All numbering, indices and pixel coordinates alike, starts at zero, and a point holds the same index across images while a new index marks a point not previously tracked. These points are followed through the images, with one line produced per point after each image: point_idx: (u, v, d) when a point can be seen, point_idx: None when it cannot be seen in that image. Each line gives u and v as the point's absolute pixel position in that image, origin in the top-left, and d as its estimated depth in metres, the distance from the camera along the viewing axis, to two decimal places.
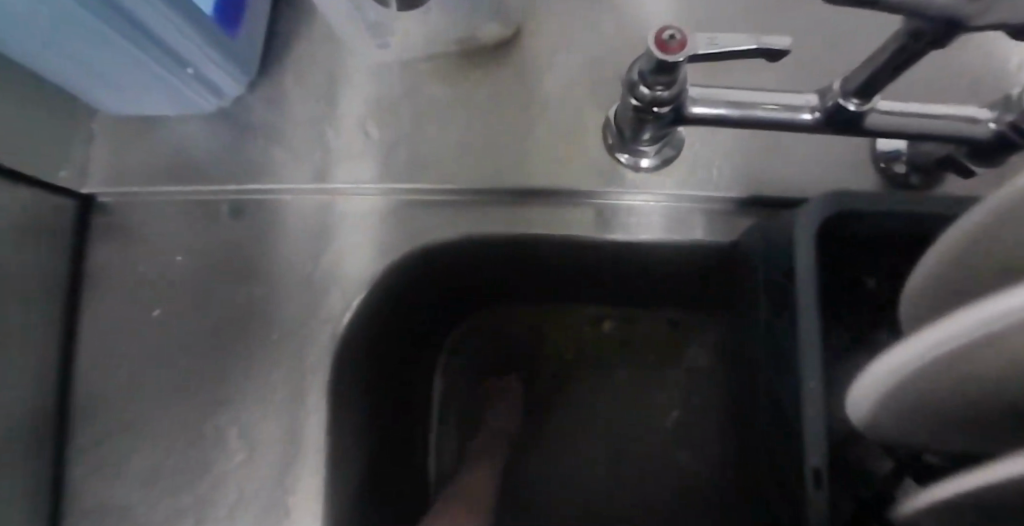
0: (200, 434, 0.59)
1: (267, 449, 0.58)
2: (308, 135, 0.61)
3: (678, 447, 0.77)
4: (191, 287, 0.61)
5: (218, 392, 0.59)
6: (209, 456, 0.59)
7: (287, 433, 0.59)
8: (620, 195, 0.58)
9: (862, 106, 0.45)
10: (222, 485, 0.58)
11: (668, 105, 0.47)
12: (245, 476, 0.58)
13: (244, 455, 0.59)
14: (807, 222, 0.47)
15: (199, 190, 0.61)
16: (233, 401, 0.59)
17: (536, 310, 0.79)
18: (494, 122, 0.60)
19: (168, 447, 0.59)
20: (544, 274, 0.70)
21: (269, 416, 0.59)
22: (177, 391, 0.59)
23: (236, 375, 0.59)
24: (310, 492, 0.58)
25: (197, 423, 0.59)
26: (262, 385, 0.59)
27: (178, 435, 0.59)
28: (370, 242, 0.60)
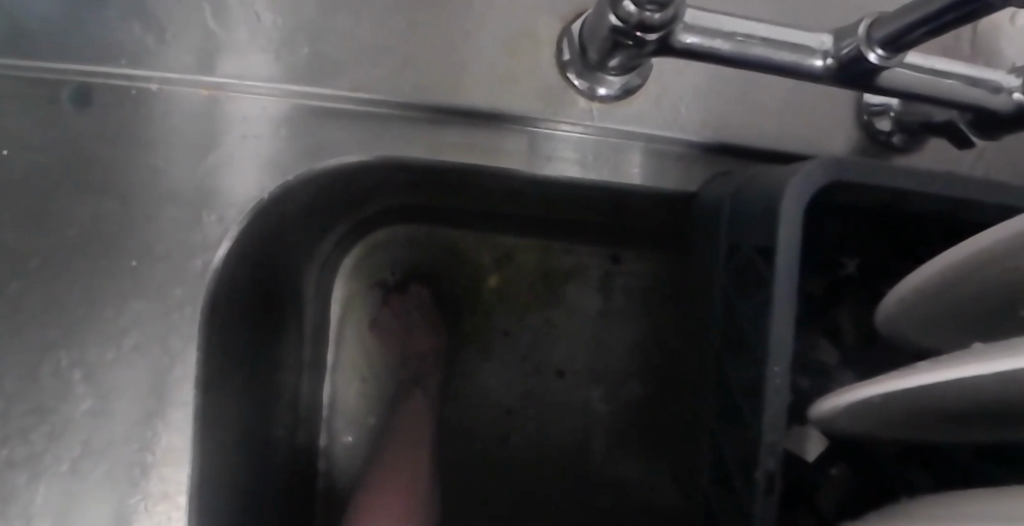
0: (35, 374, 0.48)
1: (120, 397, 0.48)
2: (177, 8, 0.47)
3: (593, 393, 0.71)
4: (21, 192, 0.48)
5: (56, 326, 0.48)
6: (43, 403, 0.48)
7: (147, 381, 0.48)
8: (569, 126, 0.49)
9: (886, 59, 0.37)
10: (57, 439, 0.48)
11: (656, 32, 0.37)
12: (92, 428, 0.48)
13: (92, 404, 0.48)
14: (795, 196, 0.40)
15: (29, 66, 0.48)
16: (76, 338, 0.48)
17: (451, 235, 0.70)
18: (425, 20, 0.48)
19: None
20: (468, 197, 0.60)
21: (120, 360, 0.48)
22: (3, 322, 0.48)
23: (80, 307, 0.48)
24: (173, 454, 0.48)
25: (32, 362, 0.48)
26: (113, 322, 0.48)
27: (2, 376, 0.48)
28: (255, 156, 0.49)
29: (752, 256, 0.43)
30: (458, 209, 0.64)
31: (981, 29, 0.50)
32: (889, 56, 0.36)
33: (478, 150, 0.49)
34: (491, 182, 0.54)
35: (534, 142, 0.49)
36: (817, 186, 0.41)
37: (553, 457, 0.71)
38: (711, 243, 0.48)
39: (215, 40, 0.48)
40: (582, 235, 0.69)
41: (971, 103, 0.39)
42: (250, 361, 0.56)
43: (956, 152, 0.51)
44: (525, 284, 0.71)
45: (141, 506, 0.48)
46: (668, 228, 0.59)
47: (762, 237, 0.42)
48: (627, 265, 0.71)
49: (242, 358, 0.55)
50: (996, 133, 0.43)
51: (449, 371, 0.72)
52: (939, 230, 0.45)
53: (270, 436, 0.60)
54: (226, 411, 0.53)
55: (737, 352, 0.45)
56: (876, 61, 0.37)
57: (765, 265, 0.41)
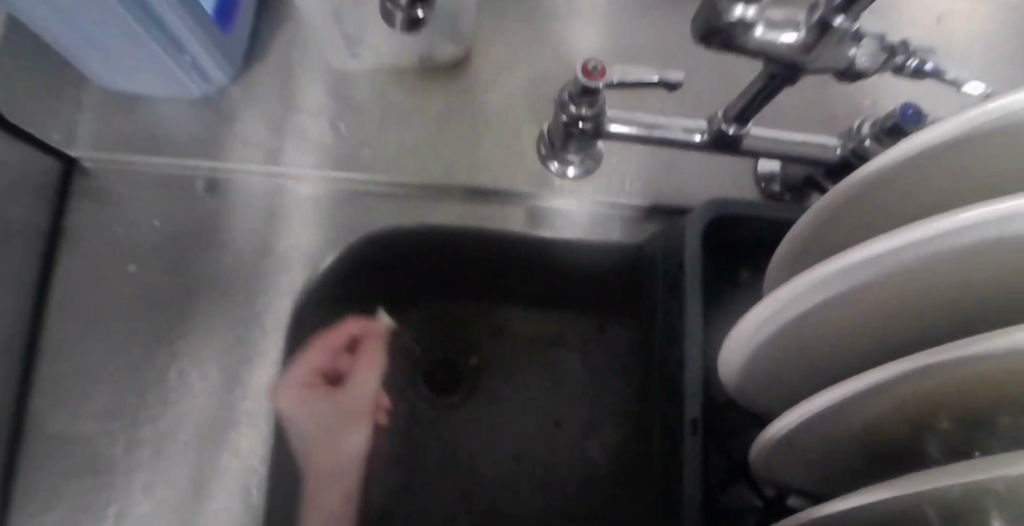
0: (163, 376, 0.66)
1: (222, 392, 0.66)
2: (278, 123, 0.70)
3: (589, 439, 0.84)
4: (162, 249, 0.68)
5: (180, 342, 0.67)
6: (166, 397, 0.66)
7: (242, 381, 0.66)
8: (549, 197, 0.69)
9: (739, 131, 0.58)
10: (175, 424, 0.65)
11: (591, 121, 0.58)
12: (202, 417, 0.65)
13: (203, 399, 0.66)
14: (696, 225, 0.59)
15: (174, 162, 0.69)
16: (193, 350, 0.67)
17: (465, 309, 0.87)
18: (446, 128, 0.70)
19: (128, 386, 0.66)
20: (490, 267, 0.78)
21: (225, 366, 0.67)
22: (143, 338, 0.66)
23: (197, 329, 0.67)
24: (259, 434, 0.66)
25: (161, 368, 0.66)
26: (222, 339, 0.67)
27: (138, 377, 0.66)
28: (328, 224, 0.69)
29: (676, 271, 0.62)
30: (470, 279, 0.82)
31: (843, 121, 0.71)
32: (740, 129, 0.57)
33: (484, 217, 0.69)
34: (497, 247, 0.72)
35: (526, 211, 0.70)
36: (710, 219, 0.60)
37: (558, 495, 0.81)
38: (654, 274, 0.67)
39: (302, 142, 0.69)
40: (577, 305, 0.86)
41: (807, 156, 0.60)
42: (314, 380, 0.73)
43: None
44: (525, 348, 0.86)
45: (234, 473, 0.64)
46: (632, 283, 0.78)
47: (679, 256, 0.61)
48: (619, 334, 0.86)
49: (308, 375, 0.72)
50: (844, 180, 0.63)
51: (464, 420, 0.84)
52: None
53: (319, 449, 0.77)
54: (296, 413, 0.70)
55: (672, 343, 0.62)
56: (733, 133, 0.57)
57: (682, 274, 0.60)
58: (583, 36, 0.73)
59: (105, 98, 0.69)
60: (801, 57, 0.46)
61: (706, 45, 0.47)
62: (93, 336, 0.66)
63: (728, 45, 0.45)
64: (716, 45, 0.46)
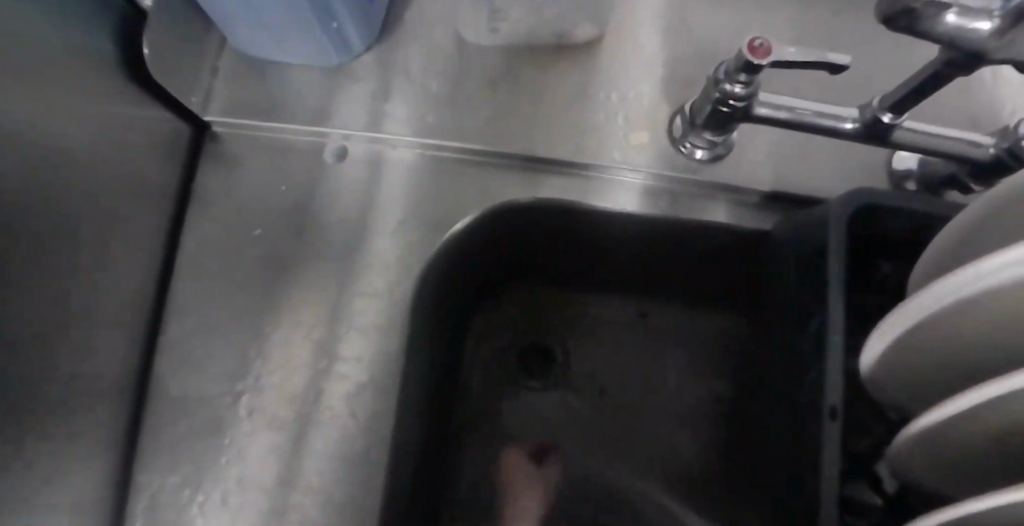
0: (285, 340, 0.66)
1: (339, 360, 0.66)
2: (406, 94, 0.70)
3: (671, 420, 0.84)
4: (286, 213, 0.68)
5: (302, 309, 0.67)
6: (287, 360, 0.66)
7: (360, 349, 0.66)
8: (676, 178, 0.68)
9: (895, 120, 0.57)
10: (295, 389, 0.66)
11: (743, 101, 0.58)
12: (323, 380, 0.66)
13: (325, 365, 0.66)
14: (840, 211, 0.59)
15: (306, 130, 0.70)
16: (313, 315, 0.67)
17: (550, 294, 0.88)
18: (575, 106, 0.69)
19: (249, 348, 0.66)
20: (590, 251, 0.79)
21: (345, 333, 0.67)
22: (266, 301, 0.67)
23: (317, 295, 0.67)
24: (377, 405, 0.65)
25: (283, 332, 0.67)
26: (341, 305, 0.67)
27: (260, 339, 0.66)
28: (447, 196, 0.69)
29: (813, 258, 0.61)
30: (560, 262, 0.83)
31: (982, 121, 0.70)
32: (897, 118, 0.57)
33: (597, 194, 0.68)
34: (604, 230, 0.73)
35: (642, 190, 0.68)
36: (857, 205, 0.59)
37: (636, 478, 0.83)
38: (783, 263, 0.66)
39: (426, 115, 0.70)
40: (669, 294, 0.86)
41: (952, 151, 0.59)
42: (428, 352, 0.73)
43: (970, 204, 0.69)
44: (609, 337, 0.87)
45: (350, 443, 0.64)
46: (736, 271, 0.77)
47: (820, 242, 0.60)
48: (708, 323, 0.87)
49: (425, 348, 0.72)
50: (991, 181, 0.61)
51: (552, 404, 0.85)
52: None
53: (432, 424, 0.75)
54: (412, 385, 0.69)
55: (806, 328, 0.61)
56: (888, 121, 0.57)
57: (823, 260, 0.59)
58: (721, 20, 0.72)
59: (240, 65, 0.71)
60: (993, 43, 0.46)
61: (886, 26, 0.45)
62: (219, 297, 0.67)
63: (910, 27, 0.44)
64: (898, 31, 0.45)
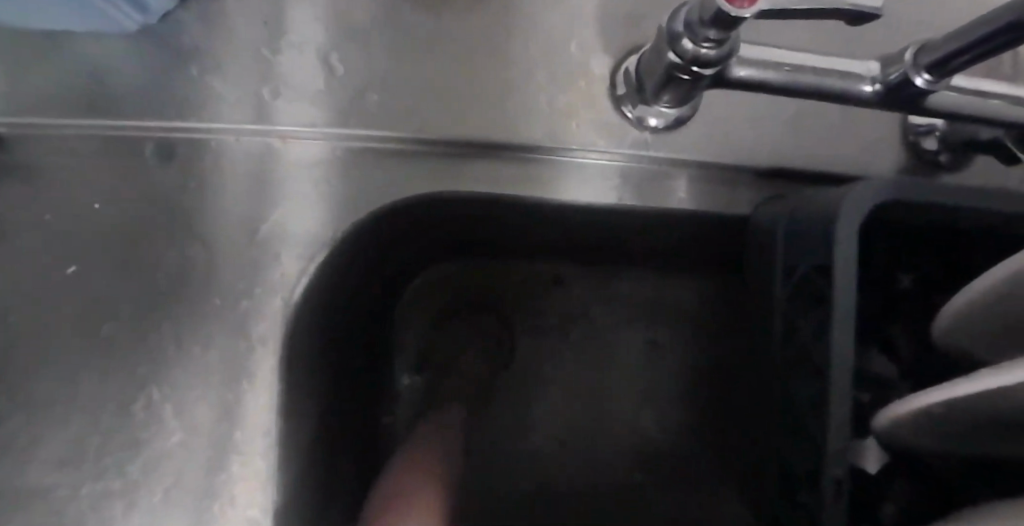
0: (129, 410, 0.51)
1: (204, 428, 0.51)
2: (249, 64, 0.51)
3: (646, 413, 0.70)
4: (109, 240, 0.51)
5: (145, 367, 0.51)
6: (135, 435, 0.50)
7: (227, 411, 0.51)
8: (622, 156, 0.51)
9: (933, 83, 0.38)
10: (150, 470, 0.50)
11: (712, 66, 0.40)
12: (182, 461, 0.51)
13: (184, 437, 0.51)
14: (852, 211, 0.42)
15: (117, 126, 0.51)
16: (161, 374, 0.51)
17: (487, 268, 0.71)
18: (480, 64, 0.51)
19: (82, 425, 0.50)
20: (522, 230, 0.62)
21: (207, 393, 0.51)
22: (97, 359, 0.51)
23: (165, 346, 0.51)
24: (259, 479, 0.51)
25: (126, 398, 0.51)
26: (197, 358, 0.51)
27: (95, 411, 0.50)
28: (321, 200, 0.52)
29: (808, 272, 0.45)
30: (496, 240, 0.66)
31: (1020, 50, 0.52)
32: (936, 81, 0.38)
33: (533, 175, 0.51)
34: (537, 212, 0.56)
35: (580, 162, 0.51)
36: (875, 203, 0.42)
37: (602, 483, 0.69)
38: (766, 264, 0.50)
39: (281, 91, 0.51)
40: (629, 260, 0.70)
41: (1012, 119, 0.41)
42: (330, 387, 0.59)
43: (1002, 171, 0.52)
44: (564, 319, 0.71)
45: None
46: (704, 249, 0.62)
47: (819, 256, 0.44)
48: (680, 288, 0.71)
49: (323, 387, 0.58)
50: None
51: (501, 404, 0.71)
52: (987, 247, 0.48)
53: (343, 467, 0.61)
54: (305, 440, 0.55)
55: (803, 365, 0.46)
56: (923, 85, 0.38)
57: (825, 282, 0.43)
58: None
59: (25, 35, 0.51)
60: None
61: None
62: (36, 360, 0.50)
63: None
64: None
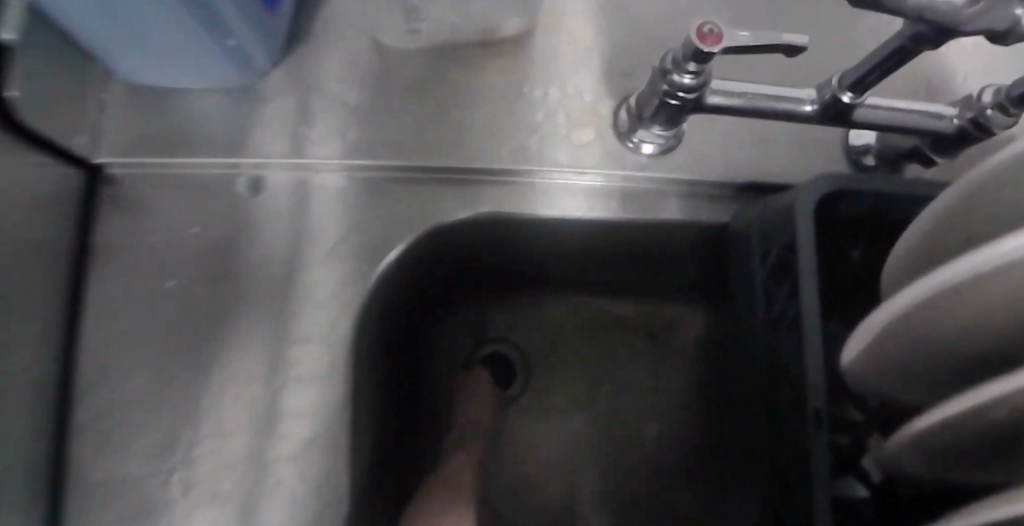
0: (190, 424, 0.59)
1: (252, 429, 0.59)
2: (322, 116, 0.63)
3: (628, 448, 0.81)
4: (194, 261, 0.61)
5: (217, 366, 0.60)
6: (189, 437, 0.59)
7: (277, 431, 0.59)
8: (620, 176, 0.63)
9: (856, 98, 0.53)
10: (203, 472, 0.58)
11: (694, 92, 0.54)
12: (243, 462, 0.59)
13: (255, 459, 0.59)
14: (807, 203, 0.54)
15: (214, 162, 0.62)
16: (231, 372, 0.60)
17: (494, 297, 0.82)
18: (498, 115, 0.63)
19: (160, 424, 0.59)
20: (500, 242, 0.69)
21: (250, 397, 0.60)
22: (163, 366, 0.60)
23: (231, 350, 0.60)
24: (315, 468, 0.59)
25: (186, 420, 0.59)
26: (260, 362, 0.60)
27: (167, 417, 0.59)
28: (369, 226, 0.62)
29: (781, 252, 0.57)
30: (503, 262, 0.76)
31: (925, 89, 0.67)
32: (856, 97, 0.53)
33: (515, 204, 0.63)
34: (520, 227, 0.66)
35: (565, 192, 0.63)
36: (831, 190, 0.54)
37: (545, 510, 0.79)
38: (745, 258, 0.62)
39: (334, 133, 0.63)
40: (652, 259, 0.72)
41: (913, 126, 0.55)
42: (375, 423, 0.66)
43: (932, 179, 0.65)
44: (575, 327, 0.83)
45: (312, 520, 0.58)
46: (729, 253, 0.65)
47: (786, 237, 0.56)
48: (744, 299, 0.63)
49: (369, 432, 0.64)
50: (952, 152, 0.58)
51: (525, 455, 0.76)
52: None
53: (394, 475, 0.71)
54: (361, 450, 0.63)
55: (784, 325, 0.56)
56: (848, 100, 0.53)
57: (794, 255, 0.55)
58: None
59: None
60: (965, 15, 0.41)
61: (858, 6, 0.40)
62: (123, 373, 0.59)
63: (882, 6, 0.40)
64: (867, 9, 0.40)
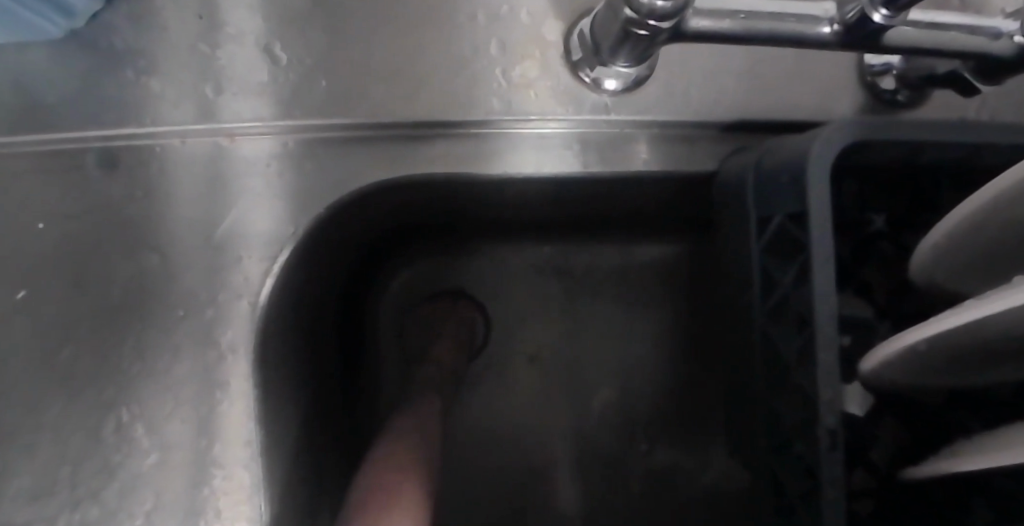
0: (71, 468, 0.48)
1: (148, 467, 0.48)
2: (183, 67, 0.48)
3: (604, 416, 0.70)
4: (47, 263, 0.49)
5: (92, 395, 0.49)
6: (71, 483, 0.48)
7: (179, 467, 0.49)
8: (580, 122, 0.50)
9: (891, 18, 0.38)
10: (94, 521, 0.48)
11: (669, 19, 0.39)
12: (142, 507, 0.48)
13: (157, 503, 0.48)
14: (820, 160, 0.41)
15: (52, 136, 0.48)
16: (111, 401, 0.49)
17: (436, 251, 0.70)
18: (415, 51, 0.49)
19: (34, 471, 0.48)
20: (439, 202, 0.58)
21: (140, 428, 0.49)
22: (28, 399, 0.48)
23: (109, 373, 0.49)
24: (234, 505, 0.49)
25: (65, 464, 0.48)
26: (146, 385, 0.49)
27: (41, 461, 0.48)
28: (265, 206, 0.50)
29: (783, 223, 0.44)
30: (447, 216, 0.62)
31: None
32: (893, 15, 0.38)
33: (449, 165, 0.50)
34: (459, 188, 0.54)
35: (514, 144, 0.50)
36: (848, 143, 0.42)
37: (521, 489, 0.69)
38: (738, 220, 0.49)
39: (201, 87, 0.48)
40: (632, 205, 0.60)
41: (958, 49, 0.41)
42: (297, 433, 0.55)
43: (965, 102, 0.52)
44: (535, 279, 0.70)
45: None
46: (720, 210, 0.52)
47: (790, 205, 0.43)
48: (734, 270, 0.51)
49: (291, 443, 0.54)
50: (1003, 78, 0.44)
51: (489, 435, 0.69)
52: (968, 181, 0.47)
53: (325, 482, 0.59)
54: (292, 467, 0.53)
55: (789, 315, 0.45)
56: (882, 21, 0.38)
57: (802, 231, 0.43)
58: None
59: None
60: None
61: None
62: None
63: None
64: None
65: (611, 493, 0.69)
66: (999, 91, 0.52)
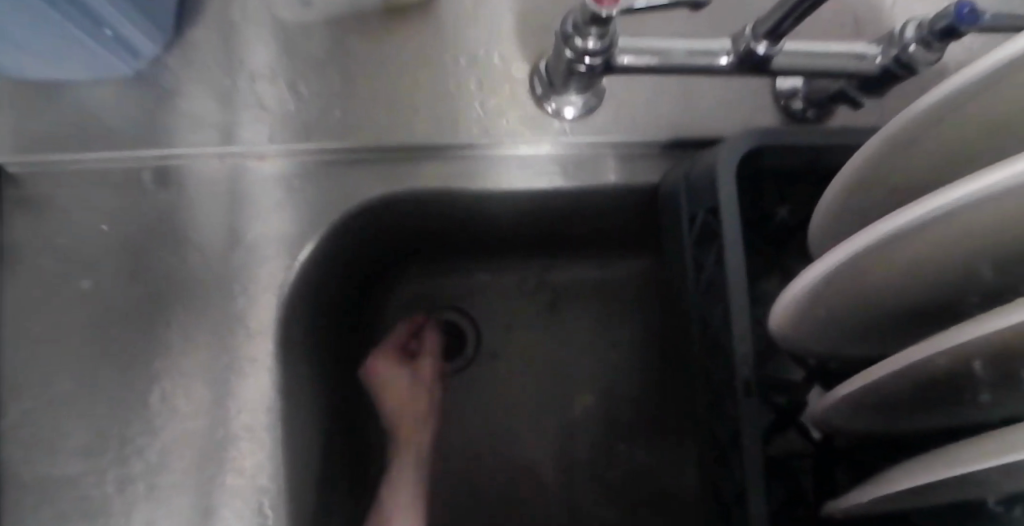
0: (119, 429, 0.58)
1: (184, 429, 0.58)
2: (223, 101, 0.60)
3: (581, 414, 0.79)
4: (107, 259, 0.59)
5: (138, 368, 0.58)
6: (119, 441, 0.57)
7: (210, 428, 0.58)
8: (544, 142, 0.61)
9: (771, 48, 0.50)
10: (138, 474, 0.57)
11: (599, 56, 0.50)
12: (178, 462, 0.57)
13: (191, 459, 0.57)
14: (727, 162, 0.52)
15: (117, 157, 0.60)
16: (154, 373, 0.58)
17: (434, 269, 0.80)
18: (409, 86, 0.60)
19: (89, 432, 0.58)
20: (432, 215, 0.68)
21: (177, 396, 0.58)
22: (86, 371, 0.58)
23: (153, 349, 0.59)
24: (256, 460, 0.58)
25: (115, 425, 0.58)
26: (184, 359, 0.59)
27: (94, 423, 0.58)
28: (285, 213, 0.61)
29: (705, 216, 0.55)
30: (439, 232, 0.73)
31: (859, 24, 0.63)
32: (772, 46, 0.50)
33: (438, 178, 0.61)
34: (448, 200, 0.65)
35: (488, 161, 0.62)
36: (750, 148, 0.52)
37: (507, 480, 0.77)
38: (675, 219, 0.60)
39: (237, 117, 0.60)
40: (596, 221, 0.71)
41: (834, 68, 0.52)
42: (309, 409, 0.64)
43: (863, 122, 0.63)
44: (517, 293, 0.81)
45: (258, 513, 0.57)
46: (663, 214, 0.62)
47: (709, 200, 0.54)
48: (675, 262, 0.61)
49: (304, 415, 0.63)
50: (881, 91, 0.55)
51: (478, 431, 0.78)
52: None
53: (332, 460, 0.68)
54: (304, 436, 0.62)
55: (712, 291, 0.54)
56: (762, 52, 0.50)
57: (717, 218, 0.53)
58: None
59: None
60: None
61: None
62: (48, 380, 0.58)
63: None
64: None
65: (588, 484, 0.77)
66: (891, 112, 0.63)
